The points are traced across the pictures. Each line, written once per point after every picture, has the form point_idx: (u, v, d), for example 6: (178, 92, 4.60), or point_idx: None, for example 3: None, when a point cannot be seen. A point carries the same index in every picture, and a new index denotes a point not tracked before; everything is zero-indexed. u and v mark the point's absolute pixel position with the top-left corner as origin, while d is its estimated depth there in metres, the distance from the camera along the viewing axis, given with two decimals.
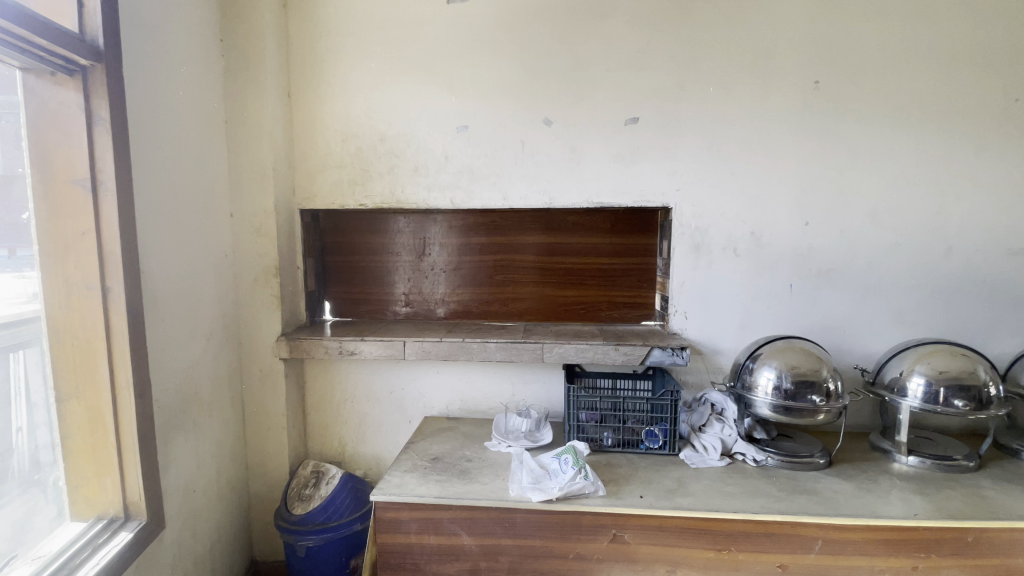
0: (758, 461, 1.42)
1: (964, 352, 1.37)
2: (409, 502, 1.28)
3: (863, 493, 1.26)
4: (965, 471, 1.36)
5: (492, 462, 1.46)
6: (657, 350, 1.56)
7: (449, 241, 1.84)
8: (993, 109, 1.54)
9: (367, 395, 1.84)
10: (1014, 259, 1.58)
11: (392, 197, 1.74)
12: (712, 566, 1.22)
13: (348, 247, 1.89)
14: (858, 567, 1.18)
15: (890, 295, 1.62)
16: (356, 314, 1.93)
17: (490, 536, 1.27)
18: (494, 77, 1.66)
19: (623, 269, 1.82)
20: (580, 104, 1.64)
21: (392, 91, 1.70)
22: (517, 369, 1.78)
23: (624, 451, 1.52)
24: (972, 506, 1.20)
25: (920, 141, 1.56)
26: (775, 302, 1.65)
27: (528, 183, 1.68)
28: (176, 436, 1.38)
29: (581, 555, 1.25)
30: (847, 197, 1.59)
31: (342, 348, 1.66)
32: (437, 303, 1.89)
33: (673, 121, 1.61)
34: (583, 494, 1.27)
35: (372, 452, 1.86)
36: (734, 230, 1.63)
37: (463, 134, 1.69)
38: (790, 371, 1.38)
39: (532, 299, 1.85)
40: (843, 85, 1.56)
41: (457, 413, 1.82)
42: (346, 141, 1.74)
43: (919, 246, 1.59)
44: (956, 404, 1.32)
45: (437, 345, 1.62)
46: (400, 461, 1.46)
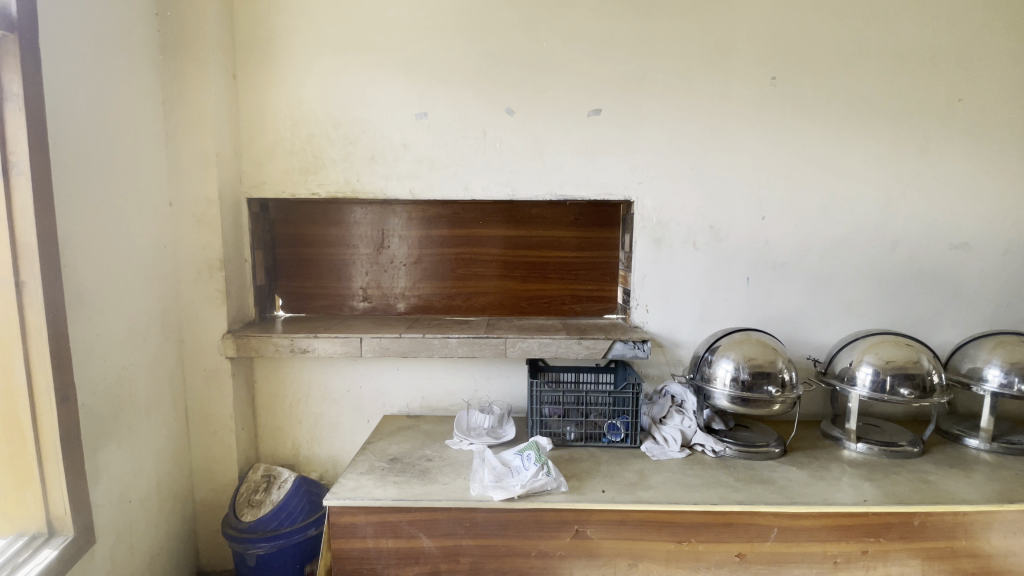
0: (716, 451, 1.44)
1: (908, 342, 1.43)
2: (365, 506, 1.22)
3: (817, 481, 1.30)
4: (909, 456, 1.43)
5: (453, 460, 1.42)
6: (619, 344, 1.56)
7: (409, 233, 1.78)
8: (938, 108, 1.61)
9: (323, 395, 1.76)
10: (954, 253, 1.66)
11: (347, 186, 1.65)
12: (673, 558, 1.22)
13: (301, 239, 1.79)
14: (812, 552, 1.21)
15: (841, 287, 1.67)
16: (310, 310, 1.83)
17: (450, 537, 1.23)
18: (454, 63, 1.60)
19: (586, 262, 1.81)
20: (542, 94, 1.61)
21: (347, 74, 1.62)
22: (479, 365, 1.74)
23: (587, 445, 1.51)
24: (917, 491, 1.25)
25: (869, 138, 1.62)
26: (733, 295, 1.68)
27: (489, 174, 1.64)
28: (108, 443, 1.27)
29: (544, 552, 1.23)
30: (801, 192, 1.63)
31: (294, 346, 1.57)
32: (397, 298, 1.82)
33: (635, 113, 1.60)
34: (546, 491, 1.26)
35: (328, 453, 1.79)
36: (694, 224, 1.64)
37: (423, 122, 1.63)
38: (747, 362, 1.40)
39: (494, 293, 1.82)
40: (798, 81, 1.59)
41: (418, 412, 1.77)
42: (297, 126, 1.65)
43: (868, 240, 1.65)
44: (902, 392, 1.38)
45: (397, 341, 1.55)
46: (356, 463, 1.40)
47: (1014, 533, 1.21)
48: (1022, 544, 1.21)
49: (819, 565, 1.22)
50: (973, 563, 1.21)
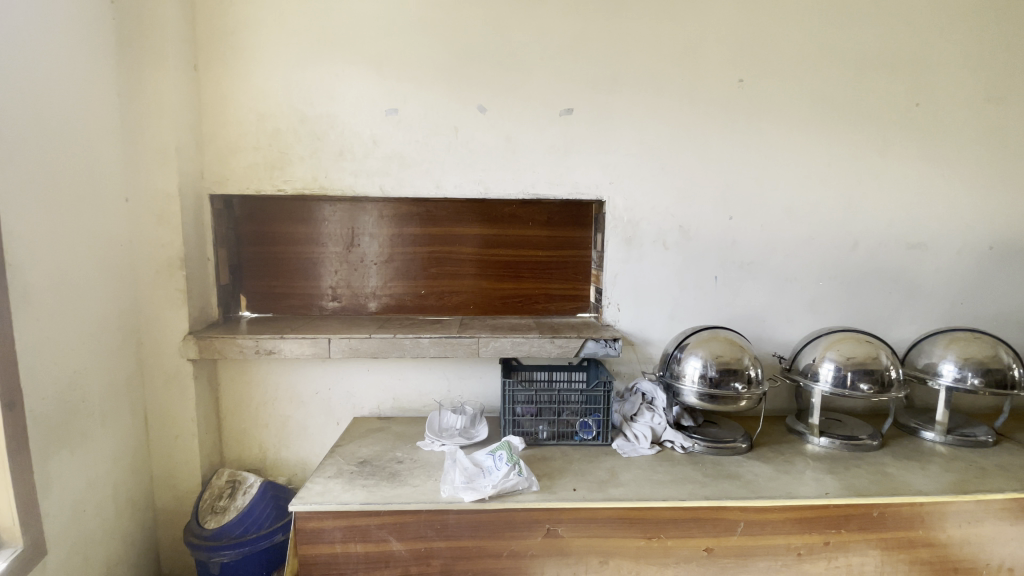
0: (685, 448, 1.46)
1: (868, 339, 1.48)
2: (333, 510, 1.19)
3: (782, 475, 1.33)
4: (868, 449, 1.47)
5: (424, 462, 1.41)
6: (591, 342, 1.57)
7: (381, 231, 1.75)
8: (896, 112, 1.66)
9: (290, 397, 1.71)
10: (911, 253, 1.72)
11: (315, 183, 1.61)
12: (643, 554, 1.23)
13: (267, 237, 1.74)
14: (776, 545, 1.24)
15: (805, 285, 1.72)
16: (277, 310, 1.78)
17: (421, 539, 1.22)
18: (425, 58, 1.58)
19: (559, 261, 1.81)
20: (514, 92, 1.60)
21: (314, 68, 1.58)
22: (451, 365, 1.72)
23: (559, 443, 1.51)
24: (876, 483, 1.29)
25: (832, 141, 1.66)
26: (702, 294, 1.70)
27: (461, 172, 1.62)
28: (59, 450, 1.21)
29: (515, 552, 1.23)
30: (767, 193, 1.67)
31: (259, 347, 1.53)
32: (369, 297, 1.78)
33: (607, 112, 1.61)
34: (517, 491, 1.25)
35: (296, 456, 1.75)
36: (665, 223, 1.66)
37: (393, 118, 1.60)
38: (715, 359, 1.43)
39: (467, 292, 1.80)
40: (764, 85, 1.63)
41: (389, 413, 1.74)
42: (262, 121, 1.60)
43: (831, 240, 1.70)
44: (861, 387, 1.42)
45: (367, 341, 1.52)
46: (324, 466, 1.37)
47: (968, 522, 1.26)
48: (974, 532, 1.27)
49: (784, 557, 1.25)
50: (929, 552, 1.26)
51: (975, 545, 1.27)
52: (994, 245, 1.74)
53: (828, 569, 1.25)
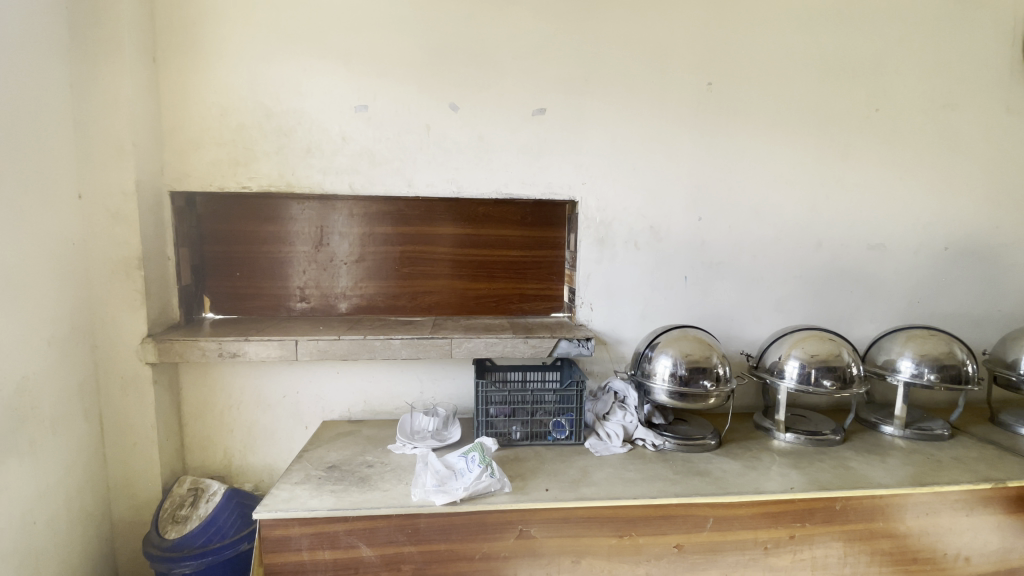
0: (657, 445, 1.48)
1: (830, 337, 1.52)
2: (300, 517, 1.16)
3: (749, 471, 1.36)
4: (831, 444, 1.52)
5: (395, 465, 1.38)
6: (564, 342, 1.57)
7: (351, 230, 1.71)
8: (857, 117, 1.72)
9: (256, 401, 1.66)
10: (871, 253, 1.78)
11: (281, 180, 1.57)
12: (615, 553, 1.24)
13: (231, 236, 1.68)
14: (744, 539, 1.26)
15: (772, 285, 1.76)
16: (243, 311, 1.73)
17: (391, 544, 1.19)
18: (396, 54, 1.55)
19: (533, 260, 1.80)
20: (486, 90, 1.58)
21: (280, 62, 1.53)
22: (424, 366, 1.70)
23: (532, 443, 1.51)
24: (839, 476, 1.33)
25: (796, 143, 1.70)
26: (672, 293, 1.72)
27: (434, 170, 1.60)
28: (6, 461, 1.14)
29: (487, 555, 1.22)
30: (735, 194, 1.70)
31: (222, 349, 1.47)
32: (339, 298, 1.74)
33: (579, 113, 1.62)
34: (489, 492, 1.24)
35: (263, 462, 1.69)
36: (637, 224, 1.68)
37: (362, 115, 1.57)
38: (685, 358, 1.45)
39: (441, 292, 1.78)
40: (732, 88, 1.66)
41: (360, 416, 1.71)
42: (226, 115, 1.54)
43: (796, 240, 1.75)
44: (825, 383, 1.46)
45: (336, 343, 1.49)
46: (291, 472, 1.33)
47: (925, 514, 1.31)
48: (931, 523, 1.32)
49: (751, 551, 1.27)
50: (889, 543, 1.30)
51: (932, 535, 1.32)
52: (949, 246, 1.82)
53: (793, 562, 1.28)
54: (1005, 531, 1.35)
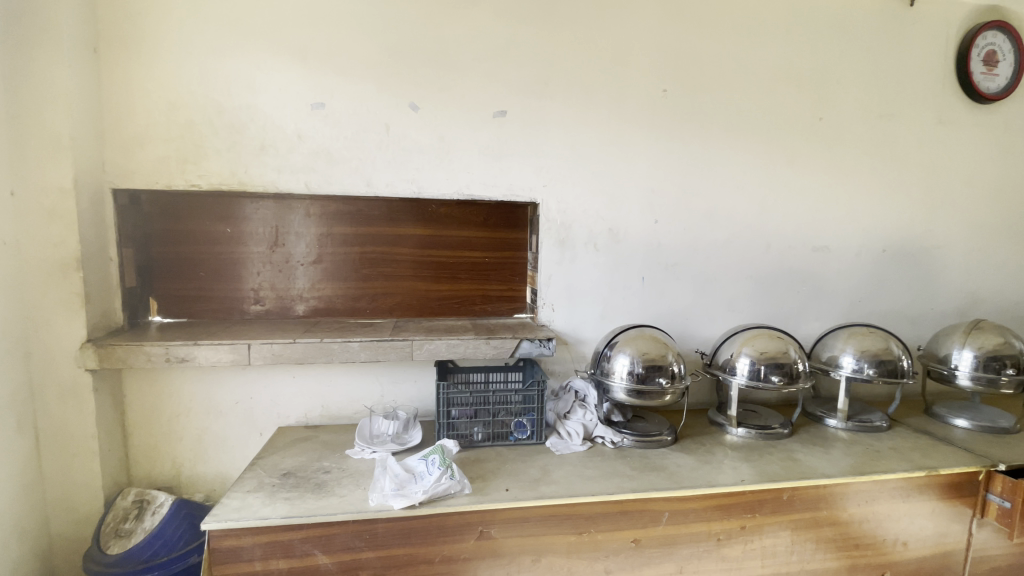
0: (615, 442, 1.52)
1: (779, 336, 1.59)
2: (252, 527, 1.12)
3: (703, 465, 1.40)
4: (780, 437, 1.59)
5: (353, 471, 1.36)
6: (526, 343, 1.57)
7: (309, 230, 1.67)
8: (803, 125, 1.80)
9: (206, 407, 1.60)
10: (817, 255, 1.87)
11: (233, 179, 1.52)
12: (574, 550, 1.25)
13: (180, 236, 1.61)
14: (697, 532, 1.30)
15: (726, 285, 1.82)
16: (192, 314, 1.66)
17: (349, 551, 1.17)
18: (353, 52, 1.53)
19: (495, 262, 1.81)
20: (446, 91, 1.58)
21: (232, 56, 1.49)
22: (384, 369, 1.67)
23: (494, 444, 1.51)
24: (786, 468, 1.39)
25: (747, 148, 1.77)
26: (631, 294, 1.76)
27: (393, 170, 1.58)
28: None
29: (447, 557, 1.21)
30: (690, 197, 1.75)
31: (170, 354, 1.41)
32: (296, 300, 1.70)
33: (539, 116, 1.63)
34: (448, 495, 1.23)
35: (215, 471, 1.63)
36: (596, 226, 1.71)
37: (319, 113, 1.53)
38: (641, 356, 1.48)
39: (402, 294, 1.76)
40: (686, 95, 1.71)
41: (317, 422, 1.67)
42: (174, 110, 1.48)
43: (747, 243, 1.82)
44: (773, 379, 1.52)
45: (291, 346, 1.45)
46: (243, 480, 1.28)
47: (865, 501, 1.38)
48: (871, 510, 1.39)
49: (705, 543, 1.31)
50: (832, 530, 1.37)
51: (872, 522, 1.40)
52: (886, 248, 1.93)
53: (745, 552, 1.33)
54: (938, 515, 1.44)
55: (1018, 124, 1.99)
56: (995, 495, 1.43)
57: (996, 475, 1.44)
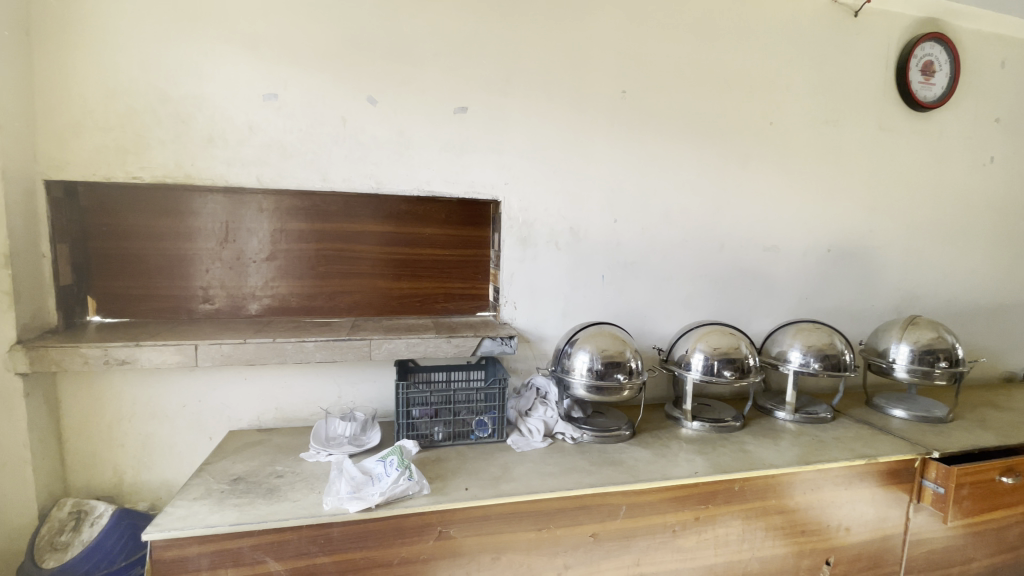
0: (575, 438, 1.54)
1: (731, 332, 1.64)
2: (197, 535, 1.08)
3: (659, 459, 1.43)
4: (732, 429, 1.65)
5: (307, 474, 1.32)
6: (487, 340, 1.57)
7: (263, 226, 1.61)
8: (755, 128, 1.87)
9: (151, 412, 1.52)
10: (768, 254, 1.94)
11: (179, 171, 1.45)
12: (533, 546, 1.26)
13: (121, 231, 1.52)
14: (654, 523, 1.33)
15: (682, 283, 1.87)
16: (135, 314, 1.57)
17: (302, 557, 1.14)
18: (308, 42, 1.48)
19: (458, 260, 1.80)
20: (405, 85, 1.55)
21: (177, 43, 1.41)
22: (342, 369, 1.63)
23: (455, 443, 1.50)
24: (738, 460, 1.44)
25: (703, 149, 1.82)
26: (591, 292, 1.78)
27: (351, 165, 1.54)
28: None
29: (405, 559, 1.19)
30: (648, 196, 1.79)
31: (109, 356, 1.33)
32: (249, 298, 1.63)
33: (500, 113, 1.63)
34: (407, 496, 1.21)
35: (160, 478, 1.56)
36: (557, 224, 1.72)
37: (272, 104, 1.48)
38: (601, 353, 1.50)
39: (361, 292, 1.72)
40: (644, 96, 1.74)
41: (271, 425, 1.61)
42: (113, 98, 1.40)
43: (703, 242, 1.87)
44: (726, 373, 1.57)
45: (242, 347, 1.39)
46: (189, 487, 1.23)
47: (811, 490, 1.45)
48: (816, 497, 1.46)
49: (661, 535, 1.34)
50: (781, 518, 1.43)
51: (817, 509, 1.46)
52: (832, 247, 2.02)
53: (699, 542, 1.37)
54: (877, 501, 1.52)
55: (951, 132, 2.12)
56: (930, 481, 1.52)
57: (930, 462, 1.53)
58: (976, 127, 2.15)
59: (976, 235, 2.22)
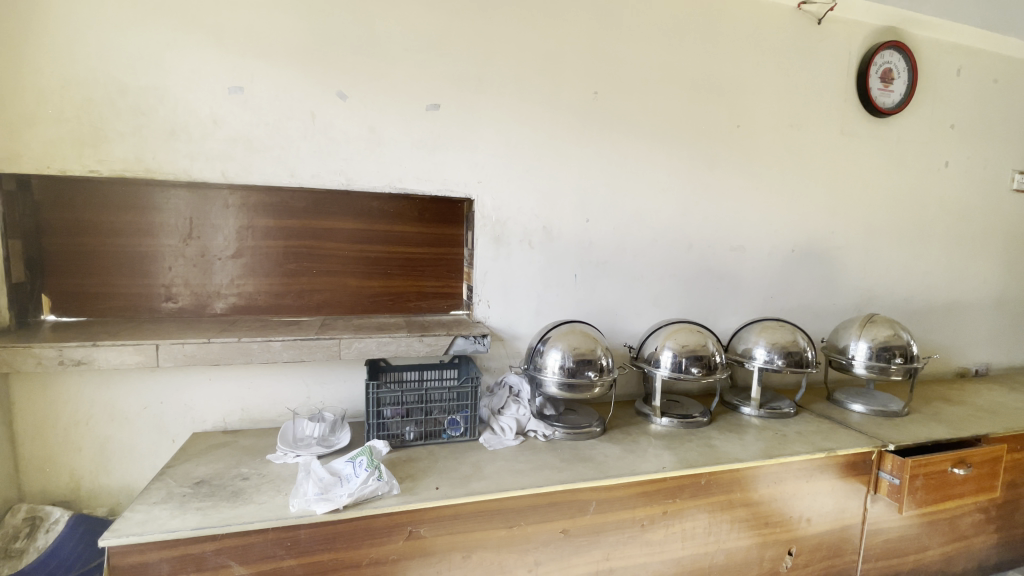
0: (547, 435, 1.55)
1: (699, 330, 1.68)
2: (157, 541, 1.05)
3: (628, 455, 1.46)
4: (700, 425, 1.68)
5: (274, 476, 1.30)
6: (460, 339, 1.56)
7: (229, 222, 1.57)
8: (724, 130, 1.91)
9: (110, 414, 1.47)
10: (735, 253, 1.99)
11: (138, 165, 1.40)
12: (504, 544, 1.27)
13: (79, 227, 1.47)
14: (623, 518, 1.36)
15: (653, 281, 1.90)
16: (92, 313, 1.51)
17: (268, 560, 1.12)
18: (276, 35, 1.45)
19: (431, 258, 1.79)
20: (376, 81, 1.53)
21: (135, 32, 1.36)
22: (311, 369, 1.61)
23: (426, 442, 1.50)
24: (704, 454, 1.48)
25: (674, 151, 1.85)
26: (564, 290, 1.80)
27: (320, 160, 1.52)
28: None
29: (375, 559, 1.19)
30: (620, 196, 1.81)
31: (64, 357, 1.28)
32: (214, 296, 1.59)
33: (473, 111, 1.62)
34: (376, 496, 1.21)
35: (119, 483, 1.51)
36: (530, 223, 1.72)
37: (238, 98, 1.44)
38: (572, 351, 1.52)
39: (332, 290, 1.69)
40: (616, 97, 1.76)
41: (237, 426, 1.58)
42: (68, 89, 1.34)
43: (673, 241, 1.90)
44: (693, 370, 1.61)
45: (205, 347, 1.36)
46: (148, 492, 1.19)
47: (774, 482, 1.50)
48: (779, 490, 1.51)
49: (630, 529, 1.37)
50: (745, 510, 1.47)
51: (780, 501, 1.51)
52: (796, 248, 2.08)
53: (667, 536, 1.40)
54: (837, 492, 1.58)
55: (909, 137, 2.20)
56: (886, 472, 1.59)
57: (886, 454, 1.59)
58: (932, 134, 2.24)
59: (931, 237, 2.32)
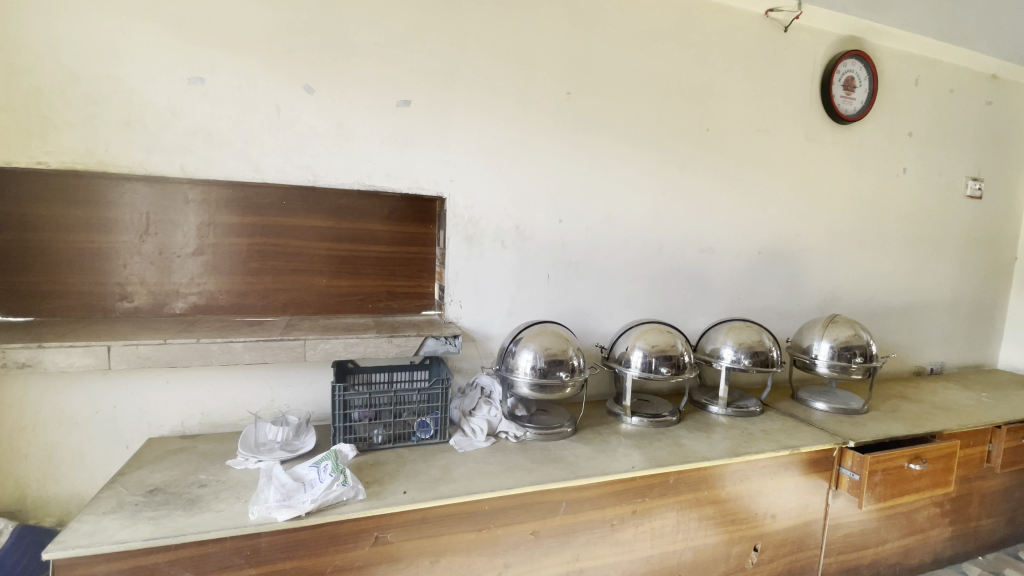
0: (518, 436, 1.55)
1: (668, 330, 1.70)
2: (106, 553, 1.00)
3: (598, 454, 1.46)
4: (669, 424, 1.70)
5: (234, 482, 1.25)
6: (430, 340, 1.53)
7: (190, 219, 1.51)
8: (694, 133, 1.93)
9: (58, 419, 1.40)
10: (705, 254, 2.02)
11: (90, 157, 1.33)
12: (473, 547, 1.26)
13: (24, 222, 1.39)
14: (593, 518, 1.36)
15: (625, 282, 1.92)
16: (40, 313, 1.43)
17: (227, 570, 1.08)
18: (239, 25, 1.40)
19: (402, 257, 1.76)
20: (345, 76, 1.49)
21: (87, 18, 1.29)
22: (275, 371, 1.56)
23: (395, 445, 1.47)
24: (673, 453, 1.50)
25: (645, 152, 1.87)
26: (536, 290, 1.79)
27: (285, 155, 1.47)
28: None
29: (339, 566, 1.16)
30: (592, 196, 1.82)
31: (6, 360, 1.21)
32: (174, 295, 1.53)
33: (444, 109, 1.60)
34: (340, 502, 1.17)
35: (69, 491, 1.43)
36: (503, 223, 1.71)
37: (198, 89, 1.39)
38: (544, 352, 1.51)
39: (298, 289, 1.65)
40: (589, 98, 1.77)
41: (196, 430, 1.52)
42: (13, 74, 1.26)
43: (644, 242, 1.92)
44: (662, 370, 1.63)
45: (160, 348, 1.29)
46: (97, 501, 1.13)
47: (740, 480, 1.52)
48: (745, 488, 1.53)
49: (600, 529, 1.37)
50: (712, 508, 1.50)
51: (746, 498, 1.54)
52: (763, 250, 2.13)
53: (636, 535, 1.41)
54: (800, 489, 1.62)
55: (870, 144, 2.28)
56: (846, 469, 1.64)
57: (847, 451, 1.64)
58: (892, 140, 2.33)
59: (891, 241, 2.40)
